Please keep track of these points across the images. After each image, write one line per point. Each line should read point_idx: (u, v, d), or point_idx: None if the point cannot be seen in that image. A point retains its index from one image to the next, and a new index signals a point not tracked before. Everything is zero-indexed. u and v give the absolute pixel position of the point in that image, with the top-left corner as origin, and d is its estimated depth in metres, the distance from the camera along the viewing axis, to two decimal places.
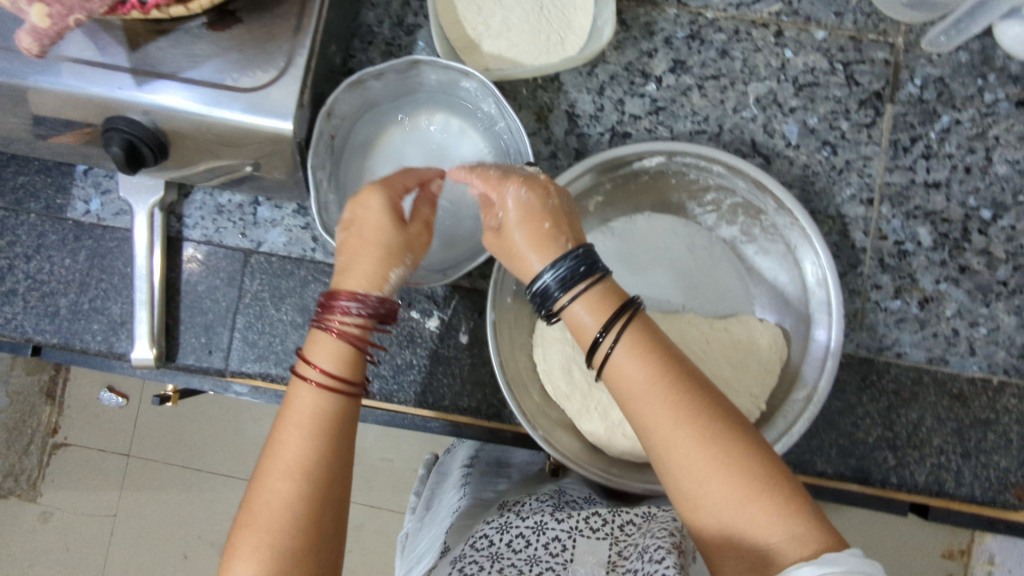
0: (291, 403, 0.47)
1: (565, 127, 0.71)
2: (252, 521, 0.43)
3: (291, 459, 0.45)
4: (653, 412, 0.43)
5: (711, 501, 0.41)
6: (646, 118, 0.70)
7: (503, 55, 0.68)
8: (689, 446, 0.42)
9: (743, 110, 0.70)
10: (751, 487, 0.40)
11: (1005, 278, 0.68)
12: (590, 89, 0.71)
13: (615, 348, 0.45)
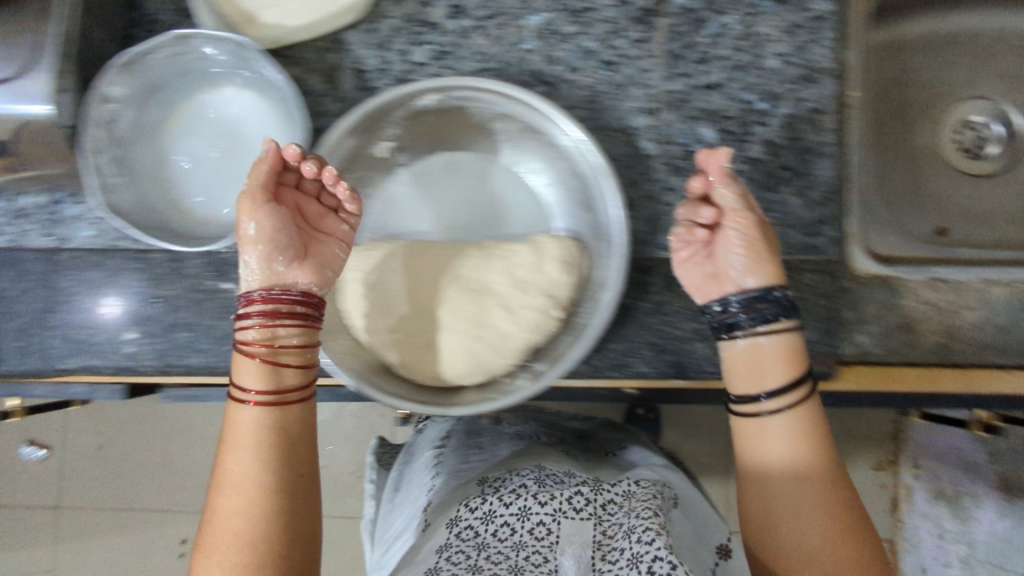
0: (232, 426, 0.55)
1: (352, 81, 0.73)
2: (218, 542, 0.52)
3: (247, 486, 0.53)
4: (783, 430, 0.60)
5: (802, 535, 0.56)
6: (429, 61, 0.73)
7: (277, 23, 0.69)
8: (797, 427, 0.60)
9: (521, 43, 0.72)
10: (841, 524, 0.56)
11: (788, 163, 0.71)
12: (372, 44, 0.72)
13: (767, 337, 0.61)
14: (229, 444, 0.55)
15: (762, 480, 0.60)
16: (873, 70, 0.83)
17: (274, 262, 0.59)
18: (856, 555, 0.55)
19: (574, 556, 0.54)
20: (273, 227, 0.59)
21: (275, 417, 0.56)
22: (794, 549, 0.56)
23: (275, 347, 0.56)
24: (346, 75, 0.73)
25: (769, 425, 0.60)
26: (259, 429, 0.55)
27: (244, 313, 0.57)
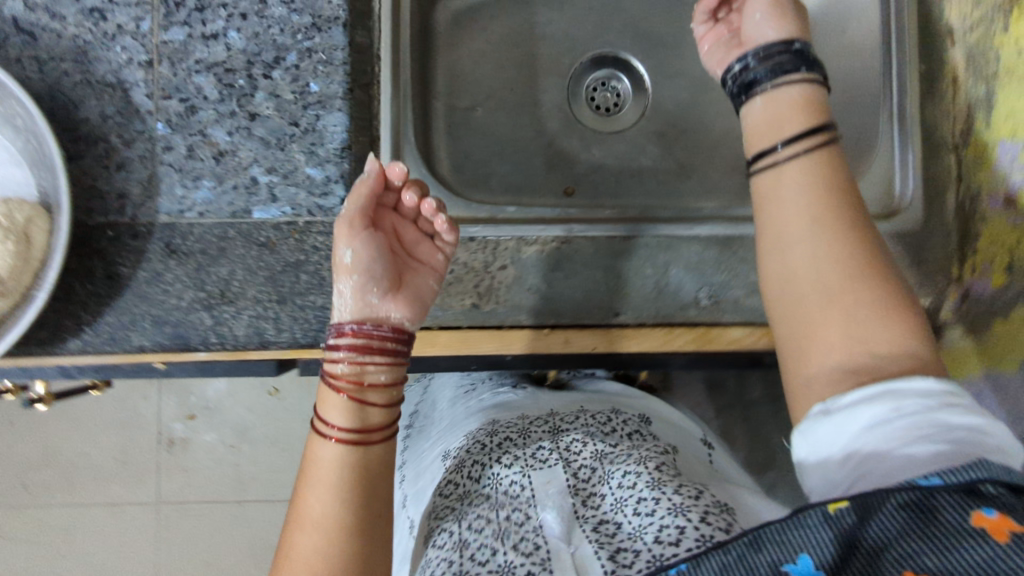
0: (314, 459, 0.50)
1: (178, 87, 0.58)
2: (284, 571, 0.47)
3: (325, 514, 0.48)
4: (786, 179, 0.48)
5: (807, 316, 0.45)
6: (276, 81, 0.59)
7: (106, 11, 0.58)
8: (797, 196, 0.47)
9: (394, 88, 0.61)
10: (851, 276, 0.44)
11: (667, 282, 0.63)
12: (214, 44, 0.58)
13: (760, 100, 0.52)
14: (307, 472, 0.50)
15: (767, 245, 0.48)
16: (719, 152, 0.81)
17: (379, 290, 0.53)
18: (912, 323, 0.43)
19: (556, 508, 0.49)
20: (371, 254, 0.52)
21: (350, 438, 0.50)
22: (819, 354, 0.44)
23: (364, 388, 0.51)
24: (168, 77, 0.58)
25: (781, 176, 0.49)
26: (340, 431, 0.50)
27: (334, 345, 0.51)
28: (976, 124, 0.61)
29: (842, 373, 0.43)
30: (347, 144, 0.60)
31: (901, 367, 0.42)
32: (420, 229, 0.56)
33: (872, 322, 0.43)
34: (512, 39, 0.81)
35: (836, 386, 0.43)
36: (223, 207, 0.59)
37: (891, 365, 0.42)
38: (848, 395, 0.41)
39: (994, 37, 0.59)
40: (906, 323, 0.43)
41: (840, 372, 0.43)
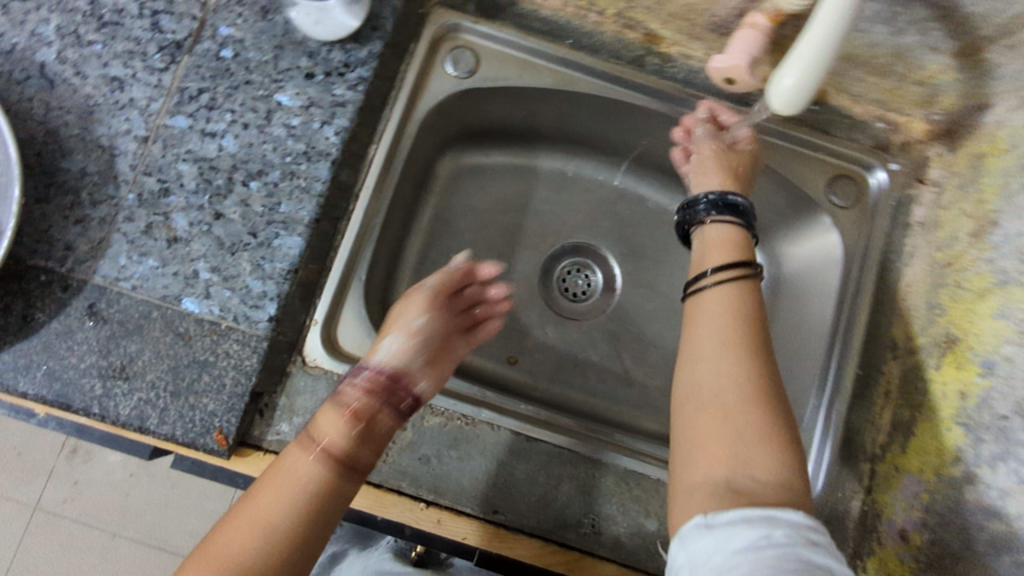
0: (280, 465, 0.51)
1: (161, 168, 0.61)
2: (213, 556, 0.46)
3: (268, 517, 0.48)
4: (705, 325, 0.55)
5: (697, 422, 0.50)
6: (251, 190, 0.62)
7: (126, 83, 0.62)
8: (717, 316, 0.55)
9: (356, 236, 0.66)
10: (750, 393, 0.49)
11: (554, 495, 0.62)
12: (209, 141, 0.62)
13: (707, 282, 0.57)
14: (267, 480, 0.50)
15: (675, 392, 0.53)
16: (666, 373, 0.81)
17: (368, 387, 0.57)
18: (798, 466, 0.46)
19: None
20: (426, 332, 0.63)
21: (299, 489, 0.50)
22: (701, 469, 0.47)
23: (371, 427, 0.55)
24: (155, 157, 0.61)
25: (707, 299, 0.56)
26: (297, 481, 0.50)
27: (355, 381, 0.57)
28: (894, 445, 0.61)
29: (725, 491, 0.45)
30: (294, 267, 0.61)
31: (778, 499, 0.43)
32: (466, 334, 0.68)
33: (756, 447, 0.46)
34: (504, 206, 0.85)
35: (715, 502, 0.44)
36: (156, 287, 0.59)
37: (771, 497, 0.43)
38: (726, 512, 0.42)
39: (928, 372, 0.60)
40: (785, 452, 0.47)
41: (723, 490, 0.45)
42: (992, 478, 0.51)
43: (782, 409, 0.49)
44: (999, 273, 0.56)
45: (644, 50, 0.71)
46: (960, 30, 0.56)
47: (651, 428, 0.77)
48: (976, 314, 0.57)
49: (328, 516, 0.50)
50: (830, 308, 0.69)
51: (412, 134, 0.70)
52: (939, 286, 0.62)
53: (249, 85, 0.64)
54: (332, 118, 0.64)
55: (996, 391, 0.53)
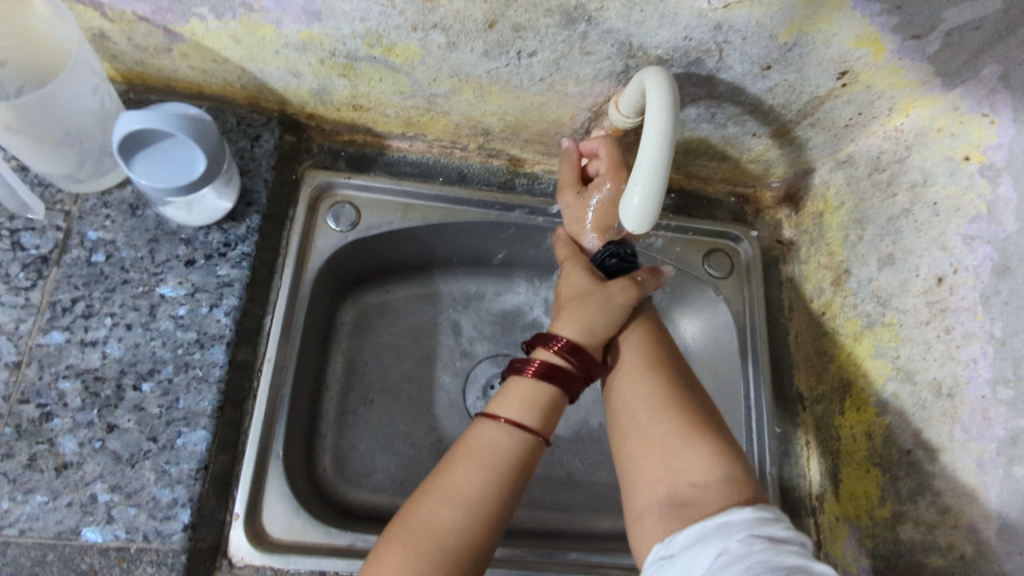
0: (471, 438, 0.55)
1: (39, 391, 0.57)
2: (427, 519, 0.50)
3: (476, 530, 0.50)
4: (622, 364, 0.60)
5: (630, 425, 0.55)
6: (144, 393, 0.59)
7: None
8: (629, 365, 0.59)
9: (265, 410, 0.64)
10: (667, 406, 0.55)
11: None
12: (91, 350, 0.59)
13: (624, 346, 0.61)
14: (464, 451, 0.54)
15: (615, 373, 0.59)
16: (608, 466, 0.80)
17: (518, 419, 0.54)
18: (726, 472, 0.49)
19: None
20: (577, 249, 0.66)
21: (518, 450, 0.54)
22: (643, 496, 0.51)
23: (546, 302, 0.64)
24: (31, 381, 0.57)
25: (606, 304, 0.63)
26: (485, 446, 0.54)
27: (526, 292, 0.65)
28: (828, 495, 0.64)
29: (671, 508, 0.49)
30: (203, 464, 0.57)
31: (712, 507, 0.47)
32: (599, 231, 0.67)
33: (685, 449, 0.51)
34: (419, 335, 0.83)
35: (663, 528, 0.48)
36: (49, 525, 0.53)
37: (720, 503, 0.47)
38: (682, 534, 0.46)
39: (835, 417, 0.64)
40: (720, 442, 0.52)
41: (668, 505, 0.49)
42: (916, 513, 0.54)
43: (695, 417, 0.54)
44: (864, 316, 0.62)
45: (511, 174, 0.77)
46: (772, 119, 0.64)
47: (606, 527, 0.76)
48: (858, 356, 0.62)
49: None
50: (738, 376, 0.72)
51: (306, 294, 0.70)
52: (820, 335, 0.68)
53: (127, 284, 0.62)
54: (220, 299, 0.63)
55: (894, 427, 0.57)
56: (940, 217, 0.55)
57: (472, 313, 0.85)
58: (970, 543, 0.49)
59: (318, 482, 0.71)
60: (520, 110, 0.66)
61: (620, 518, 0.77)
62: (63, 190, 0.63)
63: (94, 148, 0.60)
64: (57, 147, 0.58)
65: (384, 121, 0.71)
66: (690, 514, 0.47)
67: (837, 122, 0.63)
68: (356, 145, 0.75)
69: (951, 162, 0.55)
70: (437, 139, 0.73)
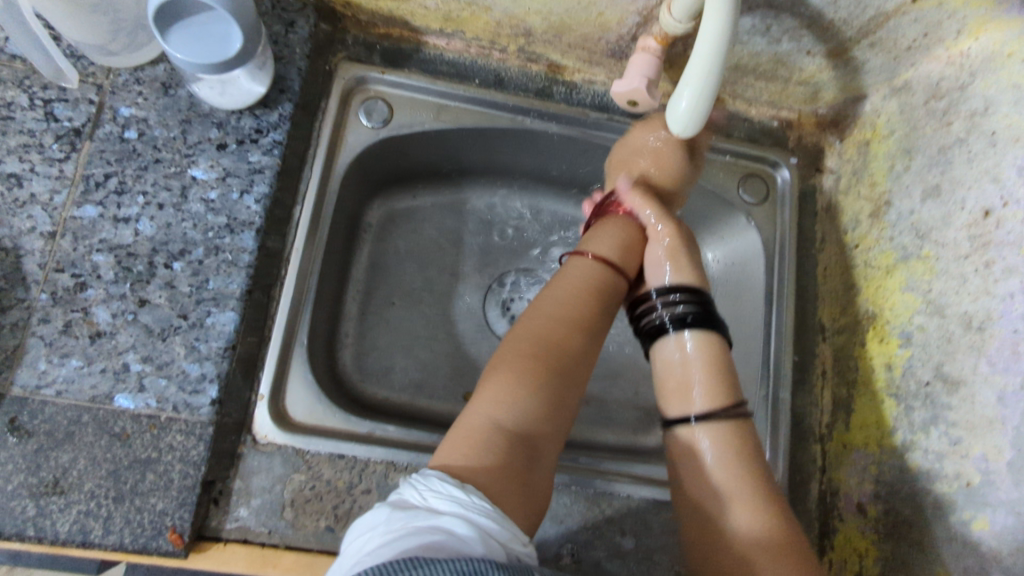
0: (564, 271, 0.61)
1: (73, 262, 0.58)
2: (525, 346, 0.55)
3: (570, 318, 0.57)
4: (695, 472, 0.54)
5: (733, 565, 0.49)
6: (175, 271, 0.60)
7: (22, 178, 0.59)
8: (713, 497, 0.52)
9: (291, 299, 0.65)
10: (759, 529, 0.50)
11: (539, 528, 0.62)
12: (124, 226, 0.60)
13: (707, 445, 0.54)
14: (563, 279, 0.60)
15: (700, 494, 0.53)
16: (620, 382, 0.82)
17: (606, 256, 0.61)
18: None
19: None
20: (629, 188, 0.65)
21: (616, 279, 0.61)
22: None
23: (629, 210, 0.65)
24: (65, 251, 0.58)
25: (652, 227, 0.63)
26: (586, 276, 0.60)
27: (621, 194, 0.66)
28: (838, 423, 0.65)
29: None
30: (230, 343, 0.59)
31: None
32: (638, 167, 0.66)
33: None
34: (442, 242, 0.83)
35: None
36: (84, 389, 0.55)
37: None
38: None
39: (855, 349, 0.64)
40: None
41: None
42: (927, 442, 0.55)
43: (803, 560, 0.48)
44: (899, 249, 0.61)
45: (549, 80, 0.74)
46: (830, 36, 0.61)
47: (612, 440, 0.79)
48: (887, 289, 0.62)
49: (548, 382, 0.53)
50: (761, 301, 0.72)
51: (335, 190, 0.70)
52: (851, 267, 0.67)
53: (160, 162, 0.62)
54: (251, 186, 0.63)
55: (915, 359, 0.57)
56: (996, 148, 0.53)
57: (497, 224, 0.85)
58: (979, 472, 0.50)
59: (338, 373, 0.73)
60: (566, 10, 0.63)
61: (628, 432, 0.80)
62: (96, 63, 0.63)
63: (129, 21, 0.60)
64: (94, 13, 0.58)
65: (423, 14, 0.68)
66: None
67: (899, 43, 0.60)
68: (392, 39, 0.73)
69: (1017, 89, 0.52)
70: (476, 37, 0.71)
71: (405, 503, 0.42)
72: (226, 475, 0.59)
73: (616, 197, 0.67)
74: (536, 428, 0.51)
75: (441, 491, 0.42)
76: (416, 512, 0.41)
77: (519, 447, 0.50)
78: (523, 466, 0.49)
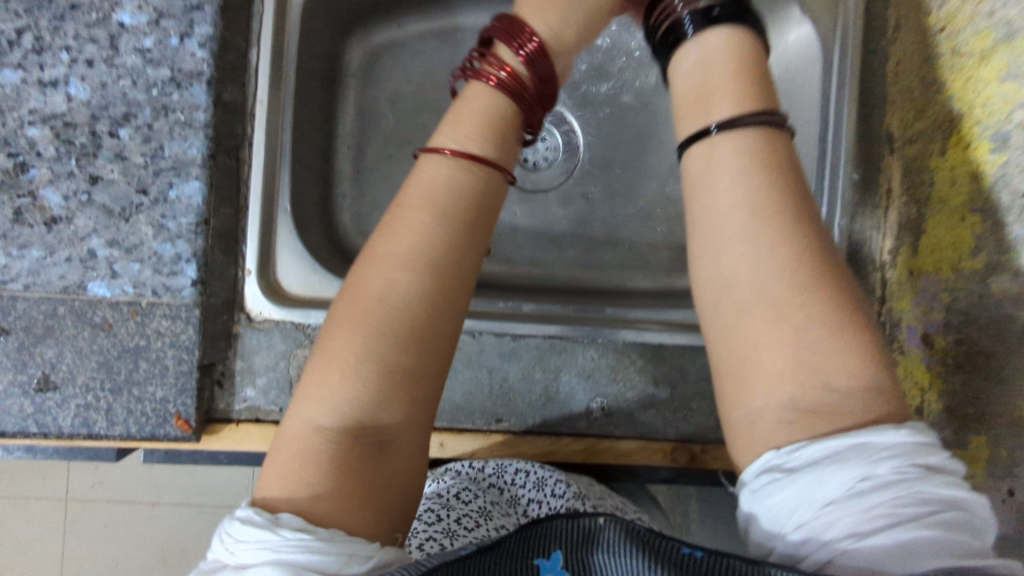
0: (410, 181, 0.42)
1: (8, 139, 0.51)
2: (354, 309, 0.38)
3: (406, 250, 0.39)
4: (724, 179, 0.36)
5: (749, 331, 0.34)
6: (123, 140, 0.52)
7: None
8: (738, 203, 0.35)
9: (264, 161, 0.57)
10: (799, 265, 0.34)
11: (567, 386, 0.58)
12: (53, 91, 0.51)
13: (733, 157, 0.37)
14: (403, 203, 0.41)
15: (715, 239, 0.36)
16: (651, 223, 0.74)
17: (470, 150, 0.42)
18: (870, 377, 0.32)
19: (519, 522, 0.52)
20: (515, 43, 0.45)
21: (481, 184, 0.41)
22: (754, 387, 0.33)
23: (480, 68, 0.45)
24: None
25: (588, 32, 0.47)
26: (439, 187, 0.41)
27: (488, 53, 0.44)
28: (906, 247, 0.56)
29: (793, 414, 0.32)
30: (202, 218, 0.52)
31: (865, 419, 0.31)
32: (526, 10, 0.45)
33: (833, 343, 0.32)
34: (436, 78, 0.71)
35: (779, 432, 0.32)
36: (53, 280, 0.51)
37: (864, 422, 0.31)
38: (813, 445, 0.30)
39: (931, 159, 0.54)
40: (866, 350, 0.32)
41: (792, 415, 0.32)
42: (1017, 263, 0.46)
43: (842, 298, 0.33)
44: (1002, 25, 0.47)
45: None
46: None
47: (644, 285, 0.72)
48: (980, 80, 0.49)
49: (383, 359, 0.36)
50: (817, 112, 0.61)
51: (295, 24, 0.58)
52: (934, 58, 0.54)
53: (78, 9, 0.52)
54: (191, 28, 0.53)
55: (1011, 165, 0.46)
56: None
57: None
58: None
59: (338, 238, 0.66)
60: None
61: (662, 276, 0.73)
62: None
63: None
64: None
65: None
66: (821, 428, 0.31)
67: None
68: None
69: None
70: None
71: (216, 565, 0.32)
72: (226, 357, 0.55)
73: (514, 17, 0.45)
74: (378, 417, 0.36)
75: (245, 537, 0.31)
76: (224, 573, 0.31)
77: (355, 453, 0.35)
78: (364, 474, 0.35)
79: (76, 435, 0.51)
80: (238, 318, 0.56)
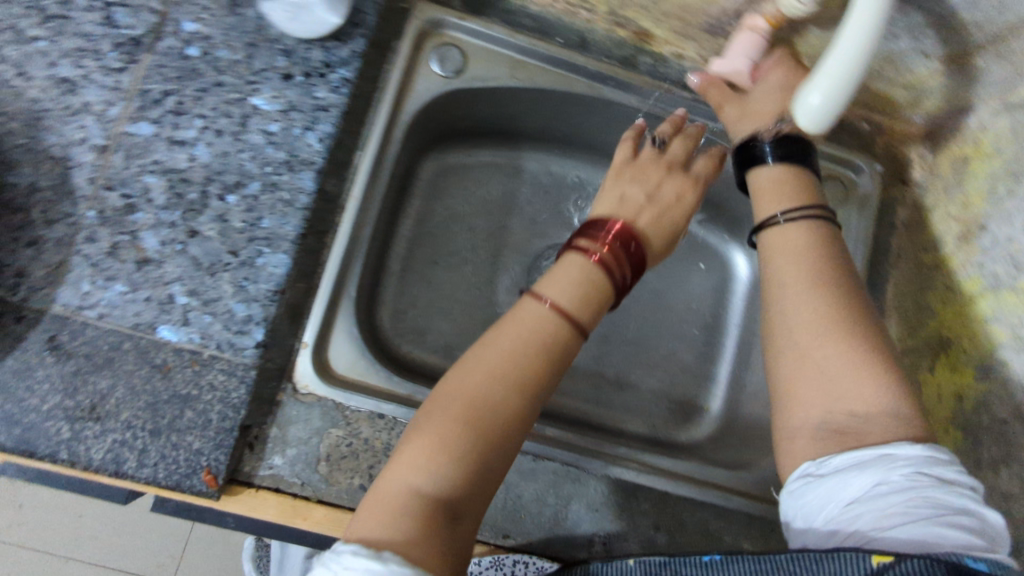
0: (516, 313, 0.53)
1: (124, 181, 0.55)
2: (458, 398, 0.47)
3: (506, 365, 0.49)
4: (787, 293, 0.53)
5: (806, 395, 0.49)
6: (229, 204, 0.57)
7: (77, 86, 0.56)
8: (802, 312, 0.52)
9: (343, 248, 0.62)
10: (838, 338, 0.50)
11: (575, 514, 0.60)
12: (179, 149, 0.56)
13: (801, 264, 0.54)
14: (511, 325, 0.51)
15: (782, 334, 0.52)
16: (659, 372, 0.81)
17: (563, 304, 0.52)
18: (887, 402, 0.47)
19: None
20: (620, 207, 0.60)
21: (561, 328, 0.52)
22: (803, 421, 0.49)
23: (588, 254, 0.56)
24: (117, 169, 0.55)
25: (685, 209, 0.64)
26: (533, 324, 0.51)
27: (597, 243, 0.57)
28: None
29: (827, 432, 0.47)
30: (280, 288, 0.56)
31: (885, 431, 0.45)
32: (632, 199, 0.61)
33: (859, 384, 0.48)
34: (494, 204, 0.80)
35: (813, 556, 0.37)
36: (127, 315, 0.53)
37: (885, 437, 0.45)
38: (837, 459, 0.45)
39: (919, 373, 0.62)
40: (885, 387, 0.47)
41: (824, 433, 0.47)
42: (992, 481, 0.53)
43: (872, 355, 0.49)
44: (989, 277, 0.58)
45: (636, 49, 0.71)
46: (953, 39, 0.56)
47: (647, 429, 0.77)
48: (968, 319, 0.59)
49: (475, 445, 0.45)
50: None
51: (398, 138, 0.66)
52: (928, 289, 0.64)
53: (221, 87, 0.58)
54: (315, 123, 0.60)
55: (991, 395, 0.55)
56: None
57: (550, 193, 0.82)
58: None
59: (377, 329, 0.70)
60: None
61: (663, 423, 0.78)
62: None
63: None
64: None
65: None
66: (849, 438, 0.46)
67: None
68: None
69: None
70: None
71: None
72: (264, 422, 0.57)
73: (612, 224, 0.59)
74: (455, 490, 0.44)
75: (355, 564, 0.38)
76: None
77: (437, 517, 0.43)
78: (440, 537, 0.42)
79: (103, 470, 0.51)
80: (283, 387, 0.58)
